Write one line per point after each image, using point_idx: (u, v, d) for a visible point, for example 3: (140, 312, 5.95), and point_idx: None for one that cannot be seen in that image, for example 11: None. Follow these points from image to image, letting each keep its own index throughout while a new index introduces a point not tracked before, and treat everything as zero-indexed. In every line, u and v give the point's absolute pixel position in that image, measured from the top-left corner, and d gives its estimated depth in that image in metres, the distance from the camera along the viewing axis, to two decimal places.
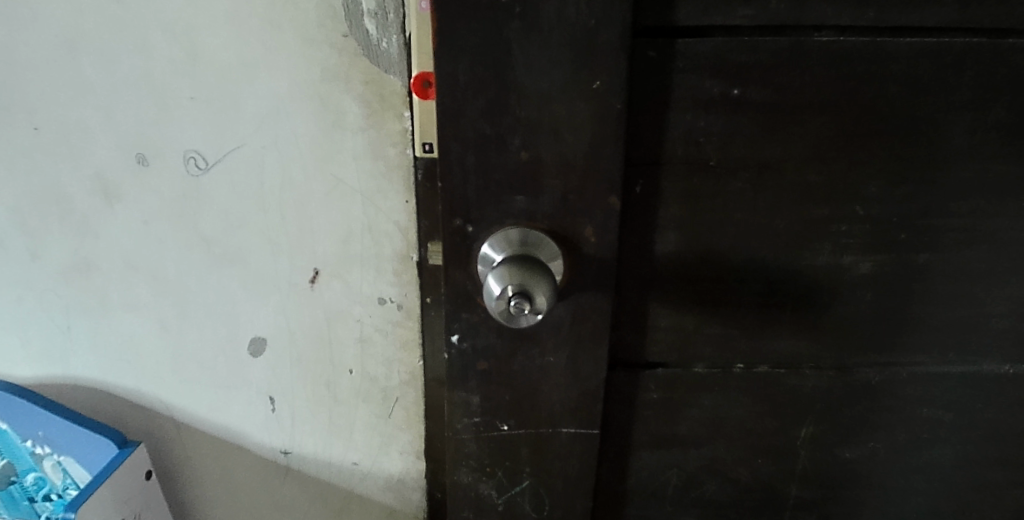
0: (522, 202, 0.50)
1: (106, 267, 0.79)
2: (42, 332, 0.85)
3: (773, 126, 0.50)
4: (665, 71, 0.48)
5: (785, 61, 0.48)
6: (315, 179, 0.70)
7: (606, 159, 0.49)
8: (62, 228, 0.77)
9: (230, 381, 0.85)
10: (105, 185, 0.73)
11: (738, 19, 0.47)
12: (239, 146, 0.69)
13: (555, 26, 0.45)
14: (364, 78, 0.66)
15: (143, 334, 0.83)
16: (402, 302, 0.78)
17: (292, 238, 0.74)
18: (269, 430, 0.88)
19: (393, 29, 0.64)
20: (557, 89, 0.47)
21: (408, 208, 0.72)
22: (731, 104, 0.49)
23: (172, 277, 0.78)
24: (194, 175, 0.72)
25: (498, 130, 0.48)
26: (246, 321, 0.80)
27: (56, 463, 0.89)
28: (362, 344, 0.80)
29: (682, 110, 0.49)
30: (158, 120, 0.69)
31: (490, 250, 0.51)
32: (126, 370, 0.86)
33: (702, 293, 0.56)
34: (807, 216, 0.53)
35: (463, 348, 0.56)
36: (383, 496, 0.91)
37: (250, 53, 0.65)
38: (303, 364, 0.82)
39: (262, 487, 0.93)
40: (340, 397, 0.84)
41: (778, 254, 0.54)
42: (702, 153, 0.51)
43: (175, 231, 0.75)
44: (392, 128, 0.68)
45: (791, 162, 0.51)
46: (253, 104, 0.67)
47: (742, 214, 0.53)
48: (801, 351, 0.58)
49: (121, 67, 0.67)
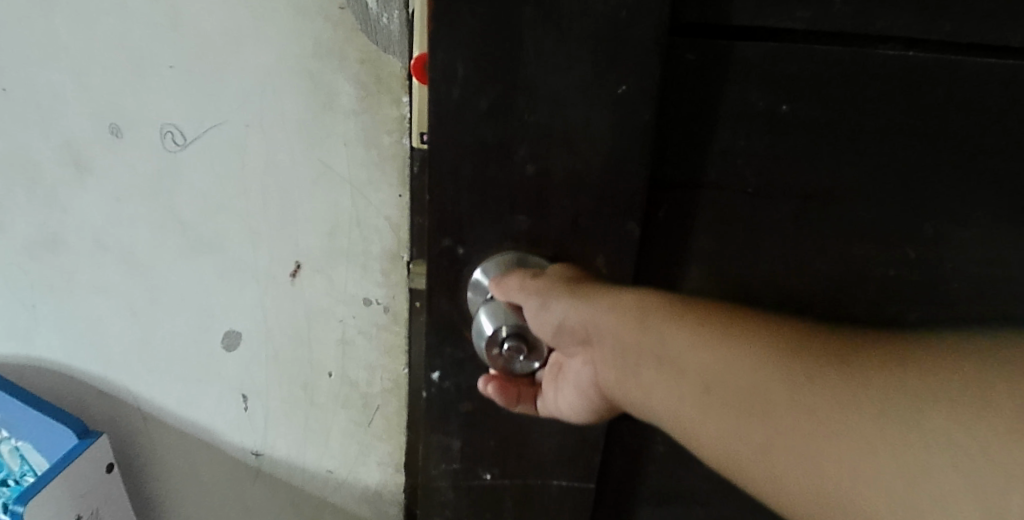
0: (524, 222, 0.44)
1: (74, 245, 0.73)
2: (6, 308, 0.79)
3: (821, 151, 0.44)
4: (704, 77, 0.42)
5: (845, 77, 0.42)
6: (301, 165, 0.65)
7: (627, 177, 0.42)
8: (29, 200, 0.71)
9: (202, 375, 0.80)
10: (75, 157, 0.67)
11: (793, 21, 0.40)
12: (219, 123, 0.63)
13: (576, 16, 0.38)
14: (360, 57, 0.59)
15: (111, 317, 0.77)
16: (389, 305, 0.72)
17: (273, 227, 0.69)
18: (240, 430, 0.83)
19: (395, 4, 0.57)
20: (574, 92, 0.40)
21: (401, 202, 0.66)
22: (775, 121, 0.43)
23: (144, 260, 0.73)
24: (171, 151, 0.66)
25: (502, 138, 0.41)
26: (221, 312, 0.75)
27: (15, 448, 0.84)
28: (343, 345, 0.75)
29: (721, 126, 0.43)
30: (134, 88, 0.63)
31: (480, 277, 0.45)
32: (93, 353, 0.81)
33: None
34: (853, 257, 0.47)
35: (444, 388, 0.50)
36: (358, 507, 0.86)
37: (236, 19, 0.58)
38: (278, 361, 0.77)
39: (232, 488, 0.88)
40: (319, 401, 0.79)
41: (817, 297, 0.48)
42: (738, 179, 0.45)
43: (151, 212, 0.69)
44: (388, 113, 0.62)
45: (839, 194, 0.45)
46: (235, 78, 0.61)
47: (778, 250, 0.47)
48: None
49: (95, 27, 0.60)
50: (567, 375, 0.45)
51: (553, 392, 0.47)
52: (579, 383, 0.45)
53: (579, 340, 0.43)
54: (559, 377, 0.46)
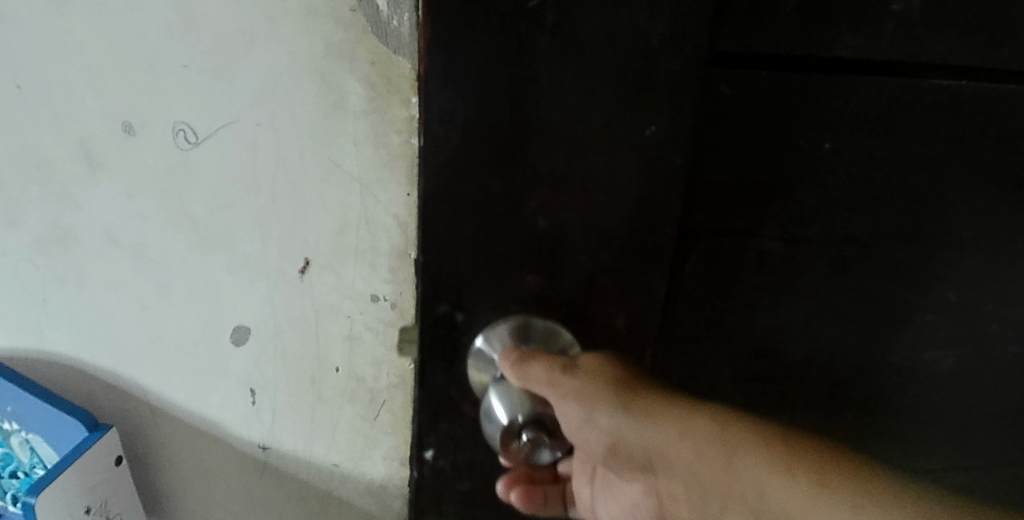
0: (534, 281, 0.40)
1: (86, 239, 0.69)
2: (13, 302, 0.74)
3: (862, 191, 0.42)
4: (741, 114, 0.38)
5: (889, 111, 0.40)
6: (310, 164, 0.63)
7: (654, 223, 0.39)
8: (41, 195, 0.67)
9: (211, 369, 0.76)
10: (86, 149, 0.64)
11: (840, 50, 0.37)
12: (232, 121, 0.61)
13: (601, 47, 0.34)
14: (371, 58, 0.59)
15: (121, 312, 0.73)
16: (397, 301, 0.70)
17: (284, 225, 0.66)
18: (248, 423, 0.80)
19: (405, 7, 0.57)
20: (594, 133, 0.36)
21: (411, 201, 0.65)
22: (816, 159, 0.40)
23: (153, 253, 0.69)
24: (183, 150, 0.63)
25: (509, 190, 0.37)
26: (230, 306, 0.72)
27: (24, 441, 0.80)
28: (350, 341, 0.73)
29: (758, 166, 0.40)
30: (148, 87, 0.60)
31: (486, 348, 0.41)
32: (105, 346, 0.76)
33: (743, 376, 0.47)
34: (887, 297, 0.45)
35: (438, 466, 0.46)
36: (363, 501, 0.84)
37: (249, 21, 0.57)
38: (287, 356, 0.74)
39: (240, 483, 0.85)
40: (325, 395, 0.76)
41: (846, 341, 0.46)
42: (773, 223, 0.42)
43: (159, 209, 0.66)
44: (398, 114, 0.61)
45: (877, 236, 0.43)
46: (249, 78, 0.59)
47: (812, 294, 0.44)
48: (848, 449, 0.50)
49: (110, 27, 0.58)
50: (612, 489, 0.45)
51: (589, 495, 0.46)
52: (630, 503, 0.43)
53: (638, 464, 0.40)
54: (596, 483, 0.45)
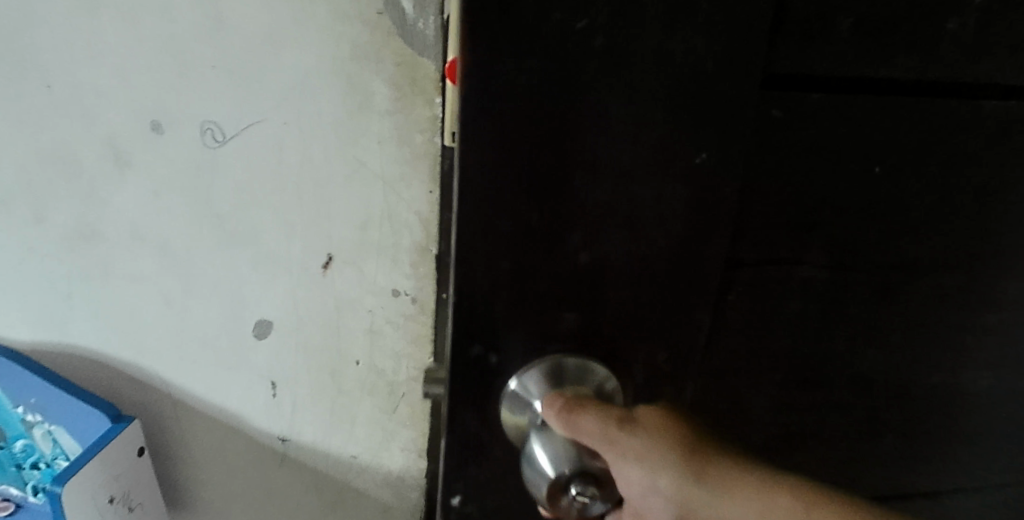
0: (572, 319, 0.37)
1: (111, 235, 0.67)
2: (35, 295, 0.71)
3: (912, 214, 0.39)
4: (791, 138, 0.36)
5: (938, 132, 0.38)
6: (335, 162, 0.63)
7: (699, 251, 0.37)
8: (67, 187, 0.65)
9: (232, 362, 0.75)
10: (115, 147, 0.63)
11: (896, 67, 0.35)
12: (258, 119, 0.61)
13: (652, 71, 0.33)
14: (396, 59, 0.59)
15: (146, 306, 0.71)
16: (417, 296, 0.70)
17: (308, 221, 0.66)
18: (268, 415, 0.78)
19: (430, 10, 0.58)
20: (642, 160, 0.34)
21: (432, 198, 0.65)
22: (866, 183, 0.38)
23: (179, 249, 0.68)
24: (210, 148, 0.62)
25: (547, 223, 0.35)
26: (254, 300, 0.70)
27: (47, 432, 0.76)
28: (370, 336, 0.72)
29: (808, 192, 0.38)
30: (177, 85, 0.60)
31: (522, 391, 0.37)
32: (130, 339, 0.74)
33: (783, 403, 0.44)
34: (933, 321, 0.43)
35: (466, 512, 0.40)
36: (381, 493, 0.83)
37: (279, 23, 0.58)
38: (308, 351, 0.73)
39: (260, 474, 0.83)
40: (345, 387, 0.76)
41: (892, 368, 0.44)
42: (823, 250, 0.39)
43: (185, 205, 0.65)
44: (421, 114, 0.61)
45: (926, 260, 0.41)
46: (278, 77, 0.59)
47: (858, 321, 0.42)
48: (888, 473, 0.48)
49: (141, 30, 0.58)
50: None
51: None
52: None
53: None
54: None
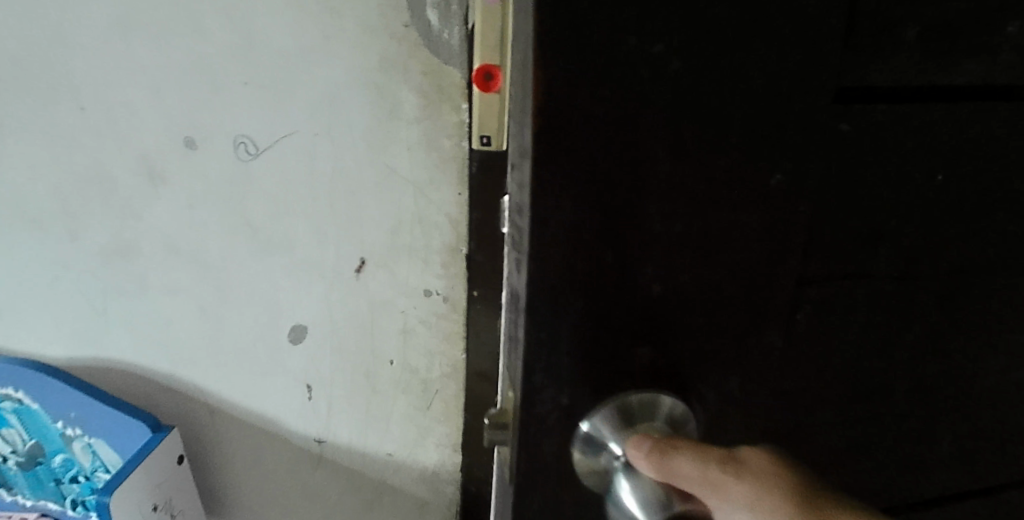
0: (646, 352, 0.37)
1: (147, 250, 0.67)
2: (73, 313, 0.72)
3: (976, 221, 0.39)
4: (860, 152, 0.36)
5: (1004, 135, 0.38)
6: (365, 168, 0.62)
7: (774, 268, 0.37)
8: (102, 207, 0.65)
9: (267, 367, 0.74)
10: (149, 165, 0.63)
11: (961, 76, 0.36)
12: (290, 132, 0.61)
13: (728, 93, 0.33)
14: (423, 69, 0.58)
15: (182, 317, 0.71)
16: (449, 295, 0.68)
17: (342, 226, 0.65)
18: (303, 417, 0.77)
19: (455, 20, 0.56)
20: (718, 182, 0.34)
21: (461, 201, 0.63)
22: (931, 194, 0.38)
23: (213, 261, 0.68)
24: (243, 161, 0.62)
25: (622, 256, 0.35)
26: (289, 308, 0.70)
27: (87, 445, 0.77)
28: (404, 335, 0.70)
29: (876, 205, 0.37)
30: (211, 102, 0.60)
31: (596, 433, 0.37)
32: (166, 351, 0.74)
33: (850, 415, 0.43)
34: (997, 324, 0.43)
35: None
36: (417, 489, 0.80)
37: (307, 39, 0.57)
38: (343, 353, 0.72)
39: (294, 475, 0.81)
40: (378, 386, 0.73)
41: (957, 371, 0.44)
42: (892, 261, 0.39)
43: (221, 216, 0.65)
44: (448, 120, 0.60)
45: (988, 267, 0.41)
46: (308, 91, 0.59)
47: (924, 330, 0.42)
48: (954, 470, 0.48)
49: (172, 51, 0.58)
50: None
51: None
52: None
53: None
54: None
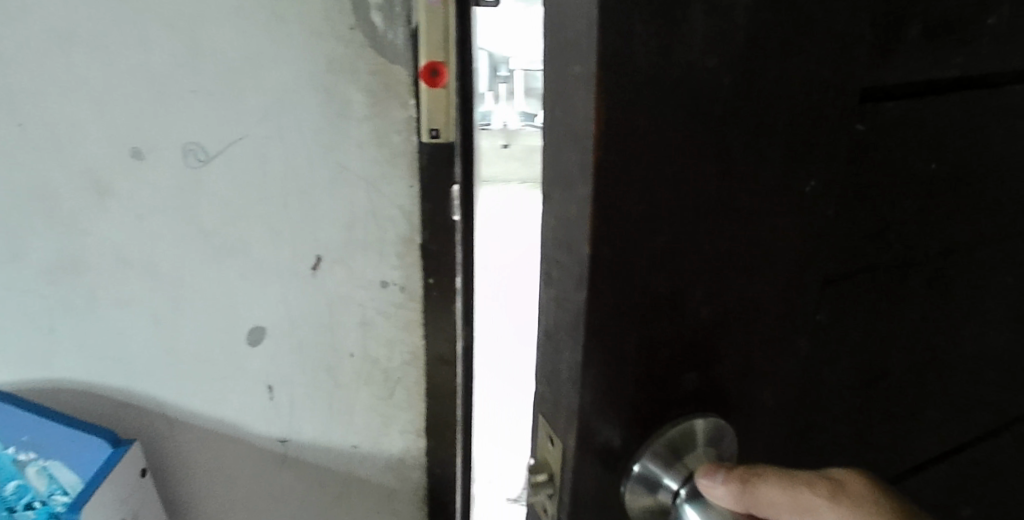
0: (693, 378, 0.39)
1: (95, 263, 0.63)
2: (16, 337, 0.67)
3: (959, 195, 0.45)
4: (871, 145, 0.41)
5: (954, 130, 0.43)
6: (317, 166, 0.59)
7: (801, 262, 0.40)
8: (45, 224, 0.61)
9: (226, 371, 0.69)
10: (94, 177, 0.59)
11: (952, 66, 0.41)
12: (239, 137, 0.58)
13: (771, 106, 0.35)
14: (371, 69, 0.56)
15: (136, 330, 0.66)
16: (405, 284, 0.65)
17: (295, 225, 0.62)
18: (267, 419, 0.72)
19: (399, 22, 0.55)
20: (760, 194, 0.37)
21: (413, 192, 0.61)
22: (927, 179, 0.43)
23: (166, 270, 0.63)
24: (194, 168, 0.59)
25: (676, 283, 0.36)
26: (246, 311, 0.66)
27: (42, 468, 0.70)
28: (364, 328, 0.67)
29: (885, 192, 0.42)
30: (158, 111, 0.56)
31: (647, 470, 0.38)
32: (118, 367, 0.69)
33: (862, 385, 0.47)
34: (976, 283, 0.49)
35: None
36: (383, 478, 0.76)
37: (255, 45, 0.55)
38: (304, 350, 0.68)
39: (258, 478, 0.76)
40: (342, 381, 0.70)
41: (944, 332, 0.49)
42: (897, 241, 0.44)
43: (175, 221, 0.61)
44: (397, 117, 0.58)
45: (971, 235, 0.47)
46: (257, 96, 0.56)
47: (920, 298, 0.47)
48: (944, 422, 0.52)
49: (116, 61, 0.55)
50: None
51: None
52: None
53: None
54: None
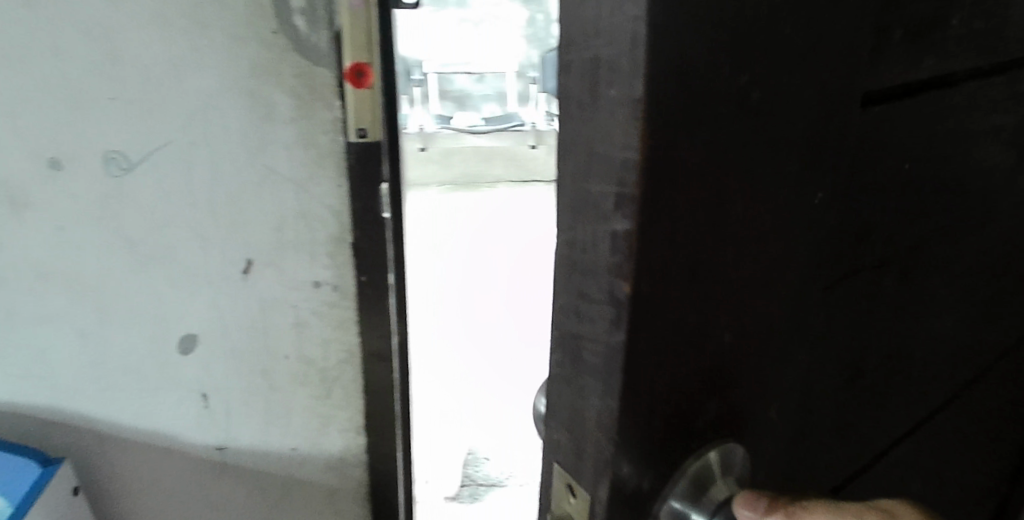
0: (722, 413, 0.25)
1: (13, 278, 0.57)
2: None
3: (952, 171, 0.36)
4: (885, 134, 0.30)
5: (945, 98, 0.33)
6: (244, 171, 0.55)
7: (821, 288, 0.28)
8: None
9: (158, 382, 0.63)
10: (7, 188, 0.54)
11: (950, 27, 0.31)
12: (164, 144, 0.54)
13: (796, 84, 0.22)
14: (294, 72, 0.53)
15: (59, 348, 0.61)
16: (339, 283, 0.61)
17: (224, 228, 0.57)
18: (200, 429, 0.66)
19: (322, 25, 0.52)
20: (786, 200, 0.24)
21: (343, 192, 0.57)
22: (934, 162, 0.33)
23: (90, 284, 0.58)
24: (115, 177, 0.54)
25: (692, 332, 0.23)
26: (173, 320, 0.60)
27: None
28: (299, 329, 0.62)
29: (896, 186, 0.32)
30: (74, 120, 0.52)
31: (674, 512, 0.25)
32: (39, 387, 0.62)
33: (872, 405, 0.38)
34: (964, 265, 0.40)
35: None
36: (327, 480, 0.70)
37: (173, 51, 0.51)
38: (239, 357, 0.63)
39: (196, 489, 0.69)
40: (277, 384, 0.65)
41: (935, 327, 0.40)
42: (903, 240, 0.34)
43: (96, 229, 0.56)
44: (324, 119, 0.54)
45: (961, 212, 0.38)
46: (180, 101, 0.52)
47: (916, 296, 0.38)
48: (940, 415, 0.45)
49: (28, 67, 0.50)
50: None
51: None
52: None
53: None
54: None
